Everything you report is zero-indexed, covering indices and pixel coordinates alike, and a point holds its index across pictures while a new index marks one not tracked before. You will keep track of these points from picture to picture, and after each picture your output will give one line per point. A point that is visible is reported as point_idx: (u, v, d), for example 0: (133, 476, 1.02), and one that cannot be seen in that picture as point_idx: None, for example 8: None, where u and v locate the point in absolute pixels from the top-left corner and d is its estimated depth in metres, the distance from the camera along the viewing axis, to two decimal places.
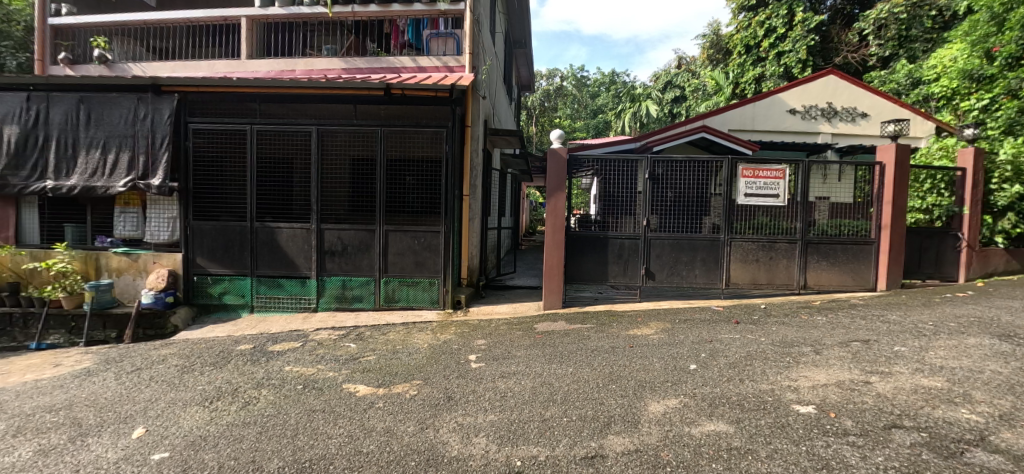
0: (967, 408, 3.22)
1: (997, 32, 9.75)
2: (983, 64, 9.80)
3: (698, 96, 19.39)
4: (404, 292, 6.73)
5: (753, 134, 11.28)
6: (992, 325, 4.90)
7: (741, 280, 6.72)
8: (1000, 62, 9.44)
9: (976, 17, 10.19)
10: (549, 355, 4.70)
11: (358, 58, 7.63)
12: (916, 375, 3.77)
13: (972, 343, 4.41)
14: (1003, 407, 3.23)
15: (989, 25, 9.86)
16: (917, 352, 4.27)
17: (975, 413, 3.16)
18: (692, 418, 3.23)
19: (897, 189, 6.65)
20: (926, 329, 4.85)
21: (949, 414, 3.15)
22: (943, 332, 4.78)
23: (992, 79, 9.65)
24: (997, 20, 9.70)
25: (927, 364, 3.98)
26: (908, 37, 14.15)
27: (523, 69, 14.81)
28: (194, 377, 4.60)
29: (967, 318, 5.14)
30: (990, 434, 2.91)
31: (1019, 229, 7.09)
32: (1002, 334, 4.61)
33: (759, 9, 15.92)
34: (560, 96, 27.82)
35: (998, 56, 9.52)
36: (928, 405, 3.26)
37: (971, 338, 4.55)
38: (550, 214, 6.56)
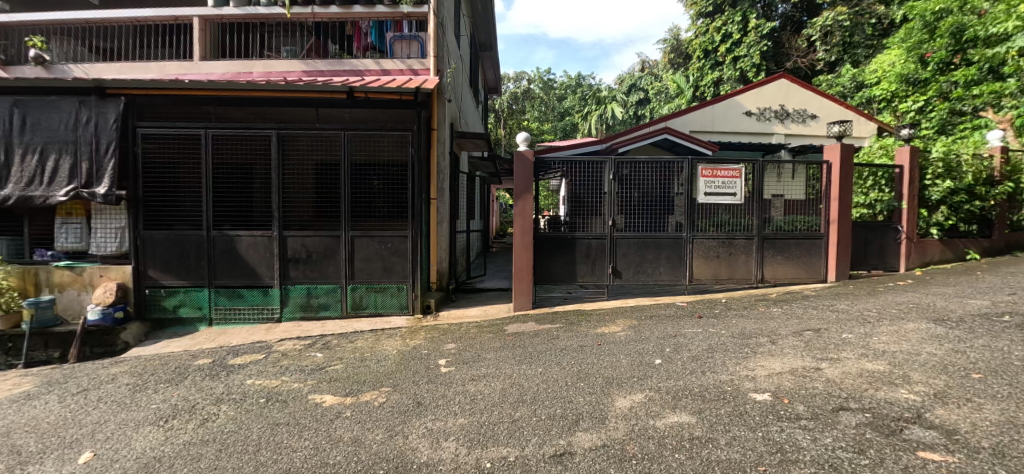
0: (906, 388, 3.43)
1: (928, 38, 10.86)
2: (917, 68, 11.07)
3: (661, 99, 20.05)
4: (372, 298, 6.63)
5: (713, 135, 11.63)
6: (929, 310, 5.22)
7: (703, 276, 6.93)
8: (933, 67, 10.76)
9: (908, 25, 11.19)
10: (518, 356, 4.73)
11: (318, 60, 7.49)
12: (861, 360, 3.97)
13: (910, 328, 4.68)
14: (937, 386, 3.45)
15: (922, 32, 10.90)
16: (863, 338, 4.50)
17: (913, 393, 3.36)
18: (657, 411, 3.32)
19: (844, 186, 7.02)
20: (871, 316, 5.13)
21: (890, 395, 3.34)
22: (886, 318, 5.05)
23: (926, 82, 10.97)
24: (928, 27, 10.76)
25: (871, 350, 4.19)
26: (851, 44, 15.05)
27: (489, 72, 14.89)
28: (148, 395, 4.42)
29: (906, 305, 5.46)
30: (926, 412, 3.10)
31: (950, 221, 7.58)
32: (937, 318, 4.91)
33: (715, 16, 16.66)
34: (527, 98, 27.97)
35: (931, 61, 10.82)
36: (872, 387, 3.45)
37: (910, 323, 4.83)
38: (518, 217, 6.56)
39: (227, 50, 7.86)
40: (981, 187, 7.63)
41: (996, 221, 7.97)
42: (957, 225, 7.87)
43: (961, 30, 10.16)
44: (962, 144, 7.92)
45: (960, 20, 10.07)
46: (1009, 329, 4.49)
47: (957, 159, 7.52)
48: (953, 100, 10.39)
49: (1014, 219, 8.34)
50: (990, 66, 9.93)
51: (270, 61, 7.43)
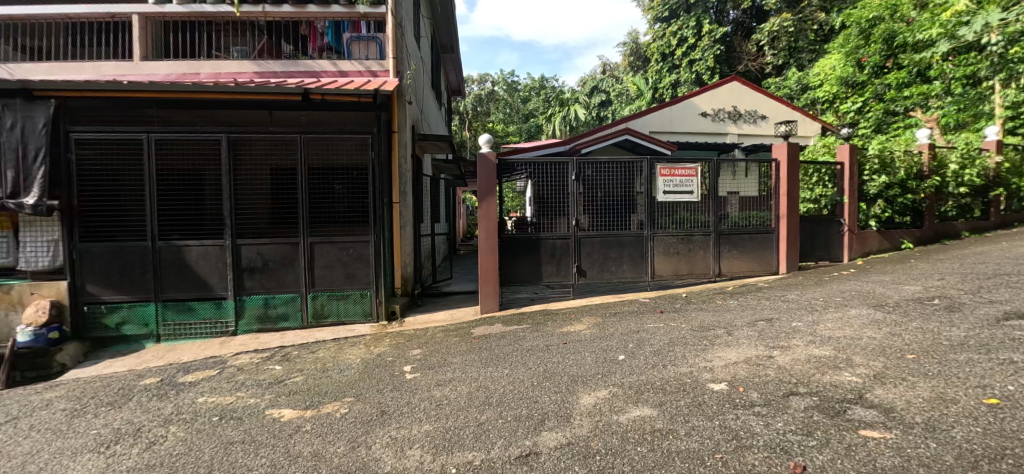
0: (850, 371, 3.60)
1: (863, 44, 13.58)
2: (855, 72, 13.81)
3: (623, 100, 20.56)
4: (334, 306, 6.49)
5: (672, 135, 11.92)
6: (870, 296, 5.52)
7: (664, 272, 7.10)
8: (870, 70, 13.52)
9: (848, 32, 13.87)
10: (485, 358, 4.73)
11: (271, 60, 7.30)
12: (810, 346, 4.15)
13: (853, 314, 4.93)
14: (877, 367, 3.63)
15: (858, 39, 13.61)
16: (811, 326, 4.70)
17: (855, 375, 3.53)
18: (620, 406, 3.38)
19: (793, 182, 7.32)
20: (818, 304, 5.39)
21: (835, 378, 3.50)
22: (832, 305, 5.31)
23: (863, 84, 13.75)
24: (863, 34, 13.49)
25: (819, 336, 4.38)
26: (796, 48, 16.88)
27: (451, 74, 14.81)
28: (88, 421, 4.15)
29: (849, 293, 5.73)
30: (866, 393, 3.27)
31: (886, 213, 8.02)
32: (877, 304, 5.20)
33: (672, 20, 17.75)
34: (492, 100, 27.98)
35: (867, 65, 13.57)
36: (819, 372, 3.61)
37: (853, 309, 5.10)
38: (483, 219, 6.52)
39: (170, 50, 7.54)
40: (913, 181, 8.17)
41: (926, 212, 8.44)
42: (893, 217, 8.30)
43: (890, 36, 12.86)
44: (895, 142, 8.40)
45: (890, 28, 12.68)
46: (940, 311, 4.80)
47: (891, 155, 8.02)
48: (885, 102, 13.25)
49: (942, 210, 8.69)
50: (917, 70, 12.56)
51: (219, 61, 7.18)
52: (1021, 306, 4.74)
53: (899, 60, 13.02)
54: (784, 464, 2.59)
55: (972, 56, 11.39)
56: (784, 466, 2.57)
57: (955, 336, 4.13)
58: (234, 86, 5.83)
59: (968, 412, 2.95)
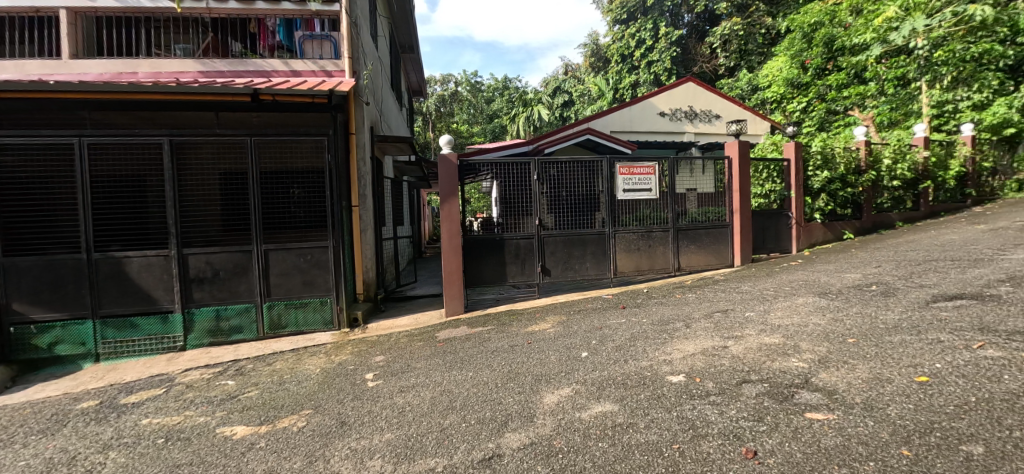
0: (797, 357, 3.78)
1: (806, 48, 14.79)
2: (799, 74, 15.08)
3: (585, 100, 20.88)
4: (292, 316, 6.20)
5: (632, 134, 12.14)
6: (816, 285, 5.78)
7: (626, 268, 7.21)
8: (813, 72, 14.77)
9: (793, 36, 15.09)
10: (449, 362, 4.67)
11: (216, 59, 7.01)
12: (761, 335, 4.31)
13: (800, 302, 5.15)
14: (821, 352, 3.82)
15: (802, 42, 14.82)
16: (763, 315, 4.87)
17: (802, 360, 3.71)
18: (583, 403, 3.40)
19: (744, 177, 7.62)
20: (770, 294, 5.59)
21: (783, 364, 3.67)
22: (781, 295, 5.52)
23: (807, 85, 15.02)
24: (806, 38, 14.70)
25: (769, 325, 4.55)
26: (746, 51, 17.93)
27: (411, 74, 14.66)
28: (14, 452, 3.75)
29: (797, 282, 5.97)
30: (811, 377, 3.43)
31: (830, 206, 8.43)
32: (822, 291, 5.44)
33: (630, 23, 19.05)
34: (456, 101, 27.87)
35: (810, 67, 14.81)
36: (769, 359, 3.77)
37: (800, 297, 5.32)
38: (445, 220, 6.41)
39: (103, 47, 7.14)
40: (852, 176, 8.54)
41: (864, 204, 8.86)
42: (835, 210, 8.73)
43: (829, 40, 14.12)
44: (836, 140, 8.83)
45: (829, 33, 14.01)
46: (877, 296, 5.07)
47: (831, 152, 8.38)
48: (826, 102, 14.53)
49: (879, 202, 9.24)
50: (854, 72, 13.85)
51: (159, 60, 6.86)
52: (948, 288, 5.04)
53: (839, 63, 14.29)
54: (738, 450, 2.68)
55: (902, 59, 12.28)
56: (738, 452, 2.67)
57: (890, 320, 4.36)
58: (176, 86, 5.53)
59: (902, 390, 3.13)
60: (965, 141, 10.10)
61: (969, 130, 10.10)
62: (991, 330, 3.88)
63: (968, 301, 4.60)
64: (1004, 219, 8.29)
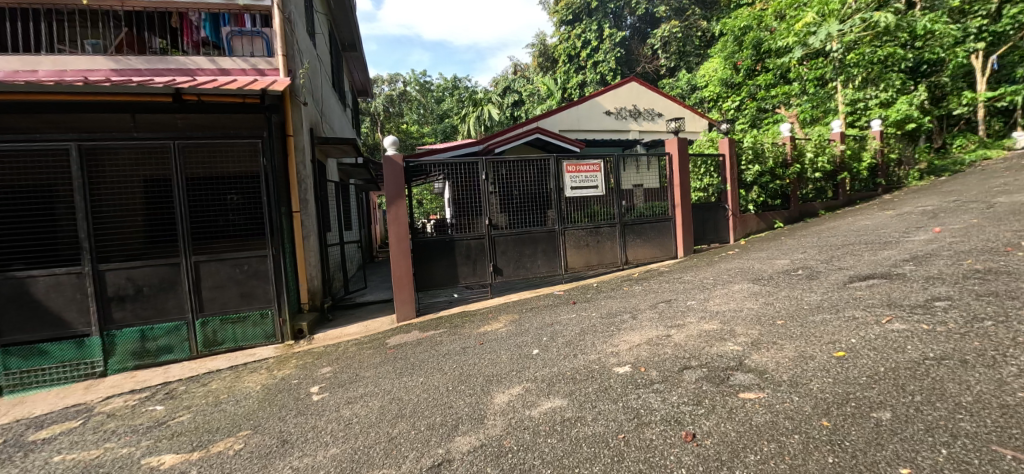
0: (732, 341, 3.97)
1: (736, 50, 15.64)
2: (731, 75, 16.03)
3: (535, 100, 21.10)
4: (229, 331, 5.85)
5: (580, 133, 12.31)
6: (750, 272, 6.07)
7: (576, 264, 7.28)
8: (743, 74, 15.63)
9: (725, 39, 15.91)
10: (399, 368, 4.55)
11: (133, 56, 6.53)
12: (701, 322, 4.49)
13: (736, 288, 5.40)
14: (753, 335, 4.04)
15: (733, 45, 15.64)
16: (703, 302, 5.06)
17: (737, 344, 3.90)
18: (533, 400, 3.43)
19: (684, 173, 7.89)
20: (709, 282, 5.82)
21: (719, 349, 3.86)
22: (719, 283, 5.76)
23: (739, 85, 15.94)
24: (737, 41, 15.53)
25: (709, 312, 4.75)
26: (684, 53, 18.93)
27: (355, 74, 14.25)
28: None
29: (735, 270, 6.24)
30: (745, 359, 3.64)
31: (761, 198, 8.91)
32: (756, 278, 5.73)
33: (575, 24, 19.37)
34: (404, 101, 27.33)
35: (742, 69, 15.63)
36: (707, 345, 3.95)
37: (736, 284, 5.57)
38: (392, 223, 6.20)
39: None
40: (779, 169, 9.07)
41: (791, 195, 9.40)
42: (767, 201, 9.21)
43: (757, 44, 14.78)
44: (764, 136, 9.34)
45: (758, 36, 14.61)
46: (802, 279, 5.39)
47: (760, 147, 8.93)
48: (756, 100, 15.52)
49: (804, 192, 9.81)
50: (779, 73, 14.61)
51: (63, 56, 6.33)
52: (862, 269, 5.41)
53: (766, 64, 14.98)
54: (678, 435, 2.84)
55: (820, 61, 12.94)
56: (678, 437, 2.82)
57: (812, 301, 4.64)
58: (84, 86, 5.11)
59: (823, 366, 3.39)
60: (874, 136, 10.86)
61: (877, 126, 10.90)
62: (897, 306, 4.21)
63: (879, 280, 4.94)
64: (909, 204, 9.05)
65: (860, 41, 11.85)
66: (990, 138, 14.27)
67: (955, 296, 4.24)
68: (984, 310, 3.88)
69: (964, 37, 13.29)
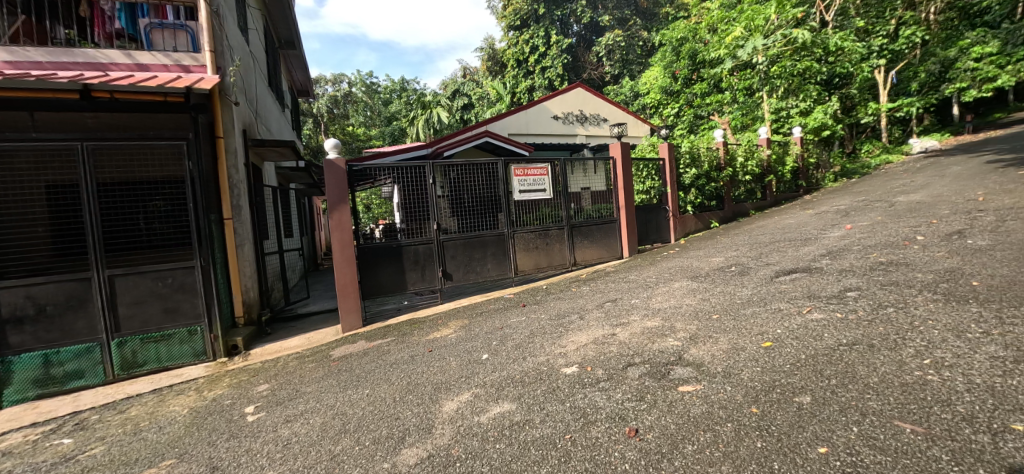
0: (673, 337, 4.19)
1: (674, 60, 16.64)
2: (670, 83, 16.95)
3: (484, 103, 21.22)
4: (151, 351, 5.33)
5: (530, 137, 12.43)
6: (688, 270, 6.41)
7: (526, 267, 7.39)
8: (681, 82, 16.59)
9: (665, 49, 16.88)
10: (344, 381, 4.46)
11: (31, 47, 5.81)
12: (644, 320, 4.70)
13: (676, 286, 5.70)
14: (691, 330, 4.29)
15: (671, 55, 16.64)
16: (646, 301, 5.30)
17: (677, 339, 4.13)
18: (481, 406, 3.51)
19: (628, 176, 8.22)
20: (651, 281, 6.10)
21: (661, 345, 4.07)
22: (661, 281, 6.04)
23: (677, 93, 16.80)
24: (675, 51, 16.55)
25: (652, 310, 4.98)
26: (628, 61, 19.77)
27: (296, 72, 13.75)
28: None
29: (675, 269, 6.56)
30: (684, 353, 3.86)
31: (698, 200, 9.41)
32: (694, 275, 6.06)
33: (523, 30, 19.53)
34: (349, 102, 26.33)
35: (680, 77, 16.58)
36: (650, 342, 4.15)
37: (676, 282, 5.87)
38: (335, 230, 6.04)
39: None
40: (714, 173, 9.65)
41: (725, 196, 9.98)
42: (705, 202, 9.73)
43: (693, 54, 15.89)
44: (699, 141, 9.88)
45: (693, 47, 15.73)
46: (734, 275, 5.77)
47: (697, 151, 9.46)
48: (693, 107, 16.49)
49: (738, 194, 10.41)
50: (712, 83, 15.53)
51: None
52: (786, 264, 5.85)
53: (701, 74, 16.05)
54: (621, 430, 2.99)
55: (749, 73, 13.74)
56: (621, 433, 2.97)
57: (743, 296, 4.97)
58: None
59: (752, 356, 3.65)
60: (795, 142, 11.72)
61: (797, 132, 11.77)
62: (815, 297, 4.61)
63: (799, 274, 5.37)
64: (825, 203, 9.89)
65: (781, 56, 12.80)
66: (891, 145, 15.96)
67: (863, 286, 4.69)
68: (889, 298, 4.32)
69: (868, 55, 14.69)
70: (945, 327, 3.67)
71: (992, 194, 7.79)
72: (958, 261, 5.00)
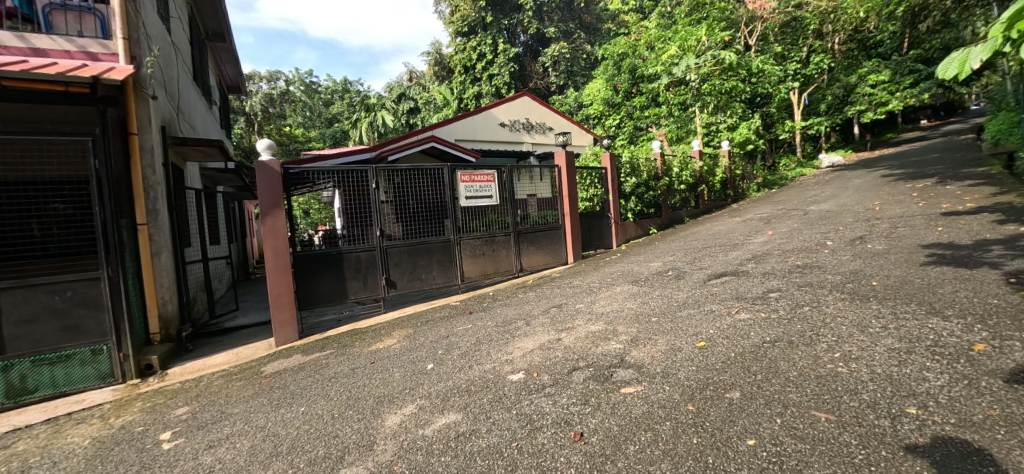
0: (615, 340, 4.22)
1: (616, 73, 16.92)
2: (611, 95, 17.20)
3: (431, 108, 20.96)
4: (46, 374, 4.74)
5: (476, 143, 12.31)
6: (629, 274, 6.53)
7: (472, 273, 7.27)
8: (622, 95, 16.89)
9: (607, 62, 17.25)
10: (277, 399, 4.15)
11: None
12: (588, 324, 4.71)
13: (618, 290, 5.78)
14: (632, 333, 4.33)
15: (613, 69, 17.09)
16: (590, 305, 5.33)
17: (619, 343, 4.15)
18: (427, 418, 3.36)
19: (572, 184, 8.31)
20: (595, 286, 6.16)
21: (604, 348, 4.08)
22: (604, 285, 6.12)
23: (618, 105, 17.19)
24: (616, 66, 17.00)
25: (595, 314, 5.01)
26: (573, 72, 20.23)
27: (226, 67, 12.98)
28: None
29: (617, 274, 6.67)
30: (625, 356, 3.88)
31: (639, 207, 9.66)
32: (635, 279, 6.17)
33: (471, 36, 19.44)
34: (286, 101, 25.07)
35: (621, 90, 16.86)
36: (594, 345, 4.15)
37: (619, 286, 5.96)
38: (269, 237, 5.65)
39: None
40: (653, 182, 9.96)
41: (663, 204, 10.31)
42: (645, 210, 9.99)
43: (632, 69, 16.32)
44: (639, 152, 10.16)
45: (633, 62, 16.26)
46: (671, 279, 5.93)
47: (636, 161, 9.73)
48: (633, 120, 16.86)
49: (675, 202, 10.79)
50: (651, 97, 16.12)
51: None
52: (717, 268, 6.09)
53: (640, 88, 16.48)
54: (567, 435, 2.94)
55: (683, 88, 14.25)
56: (567, 437, 2.92)
57: (679, 298, 5.11)
58: None
59: (688, 356, 3.72)
60: (724, 154, 12.37)
61: (726, 145, 12.45)
62: (743, 298, 4.80)
63: (729, 277, 5.60)
64: (751, 211, 10.48)
65: (711, 75, 13.65)
66: (804, 160, 17.28)
67: (784, 287, 4.93)
68: (805, 298, 4.55)
69: (784, 77, 15.85)
70: (850, 323, 3.90)
71: (887, 203, 8.52)
72: (860, 263, 5.38)
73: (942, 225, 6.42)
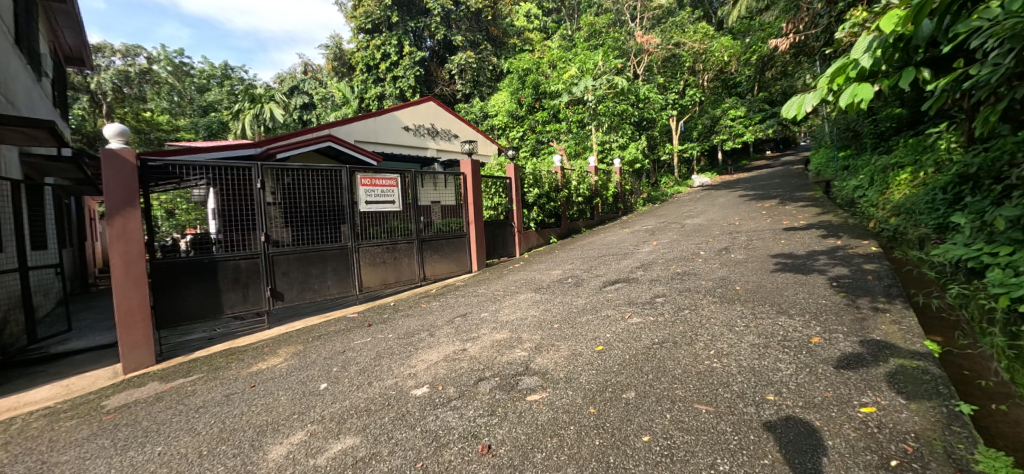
0: (520, 347, 4.01)
1: (520, 87, 17.23)
2: (516, 108, 17.32)
3: (329, 106, 19.71)
4: None
5: (378, 146, 11.61)
6: (531, 282, 6.43)
7: (371, 283, 6.73)
8: (526, 109, 17.08)
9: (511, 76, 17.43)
10: (126, 439, 3.38)
11: None
12: (494, 332, 4.47)
13: (522, 298, 5.62)
14: (536, 339, 4.16)
15: (518, 83, 17.24)
16: (495, 313, 5.09)
17: (524, 350, 3.95)
18: (318, 446, 2.89)
19: (477, 192, 8.08)
20: (499, 294, 5.96)
21: (510, 356, 3.85)
22: (508, 293, 5.93)
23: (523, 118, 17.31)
24: (521, 80, 17.13)
25: (500, 322, 4.77)
26: (479, 82, 20.25)
27: (67, 32, 11.05)
28: None
29: (518, 281, 6.54)
30: (530, 363, 3.68)
31: (541, 216, 9.68)
32: (538, 287, 6.07)
33: (374, 34, 18.60)
34: (153, 83, 22.15)
35: (525, 105, 17.09)
36: (499, 354, 3.91)
37: (523, 294, 5.81)
38: (119, 241, 4.68)
39: None
40: (553, 193, 10.07)
41: (561, 214, 10.45)
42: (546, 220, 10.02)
43: (536, 84, 16.70)
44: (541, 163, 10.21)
45: (536, 78, 16.44)
46: (570, 286, 5.91)
47: (539, 173, 9.76)
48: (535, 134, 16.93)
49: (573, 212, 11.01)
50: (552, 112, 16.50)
51: None
52: (610, 275, 6.19)
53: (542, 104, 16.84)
54: (474, 450, 2.66)
55: (580, 107, 14.78)
56: (474, 452, 2.65)
57: (578, 305, 5.05)
58: None
59: (589, 360, 3.61)
60: (616, 171, 13.04)
61: (618, 163, 13.08)
62: (635, 303, 4.86)
63: (622, 284, 5.69)
64: (637, 222, 11.03)
65: (606, 97, 14.27)
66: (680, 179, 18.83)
67: (668, 292, 5.07)
68: (687, 301, 4.69)
69: (666, 106, 17.22)
70: (721, 323, 4.05)
71: (744, 218, 9.39)
72: (727, 270, 5.72)
73: (784, 238, 7.11)
